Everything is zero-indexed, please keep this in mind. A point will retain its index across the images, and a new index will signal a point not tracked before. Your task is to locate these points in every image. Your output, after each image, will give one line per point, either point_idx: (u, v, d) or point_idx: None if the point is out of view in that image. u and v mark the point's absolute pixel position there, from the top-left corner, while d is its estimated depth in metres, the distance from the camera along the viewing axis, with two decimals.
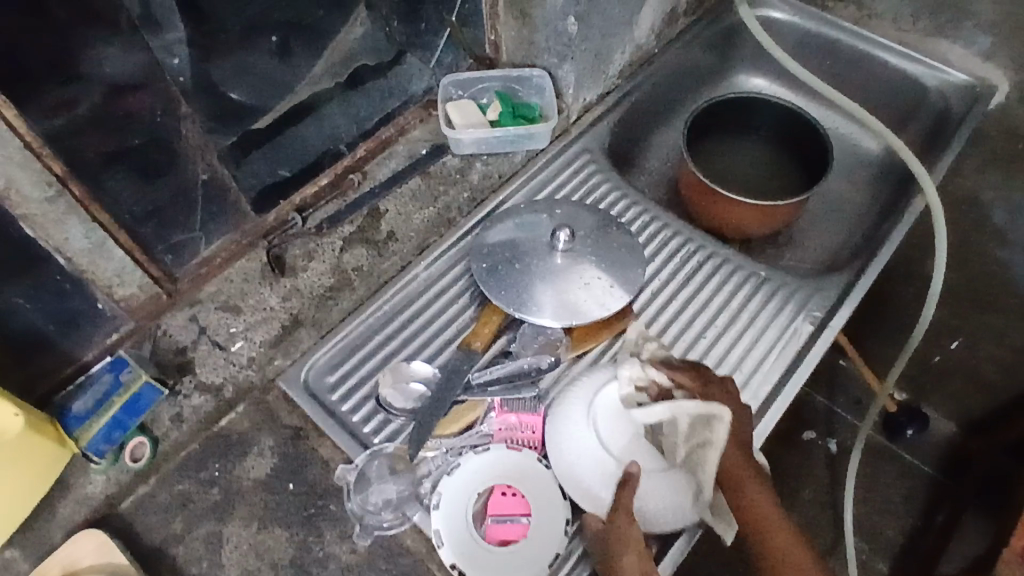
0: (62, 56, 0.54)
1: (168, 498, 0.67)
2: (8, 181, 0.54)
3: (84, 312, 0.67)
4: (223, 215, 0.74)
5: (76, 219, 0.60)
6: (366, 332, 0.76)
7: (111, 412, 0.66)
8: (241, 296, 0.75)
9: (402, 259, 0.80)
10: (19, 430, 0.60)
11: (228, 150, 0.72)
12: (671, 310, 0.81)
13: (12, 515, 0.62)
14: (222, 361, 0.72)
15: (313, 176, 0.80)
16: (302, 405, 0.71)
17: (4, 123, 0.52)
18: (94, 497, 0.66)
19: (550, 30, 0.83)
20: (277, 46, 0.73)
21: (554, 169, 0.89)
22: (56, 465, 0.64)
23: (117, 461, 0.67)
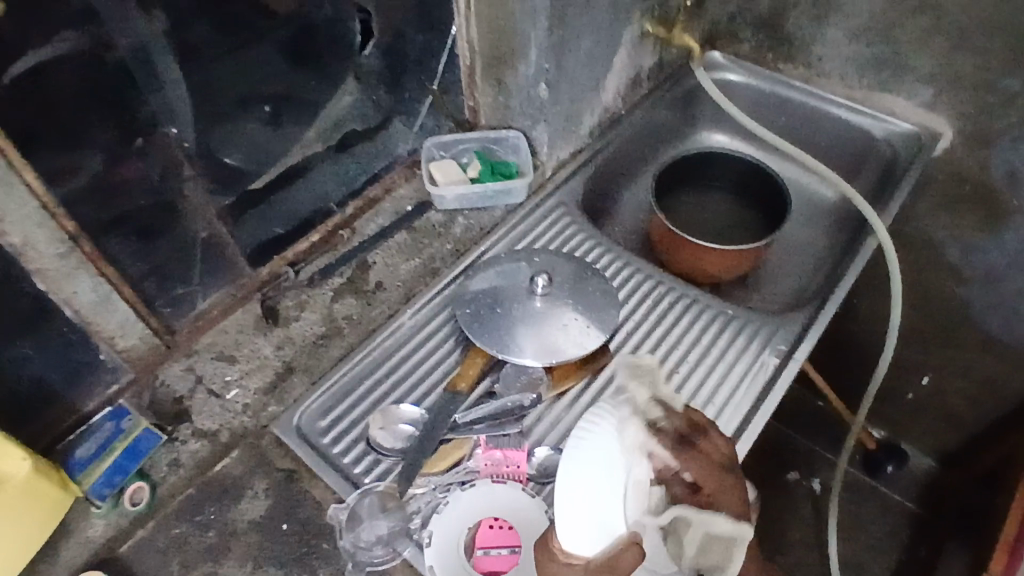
0: (79, 125, 0.59)
1: (165, 541, 0.69)
2: (26, 239, 0.59)
3: (88, 362, 0.71)
4: (220, 270, 0.79)
5: (85, 274, 0.65)
6: (356, 377, 0.79)
7: (113, 456, 0.70)
8: (237, 345, 0.79)
9: (389, 308, 0.85)
10: (26, 473, 0.63)
11: (226, 209, 0.77)
12: (645, 348, 0.86)
13: (19, 559, 0.64)
14: (218, 407, 0.76)
15: (306, 232, 0.86)
16: (295, 449, 0.74)
17: (26, 184, 0.57)
18: (94, 541, 0.68)
19: (524, 96, 0.91)
20: (269, 115, 0.77)
21: (532, 220, 0.95)
22: (61, 508, 0.67)
23: (118, 504, 0.70)
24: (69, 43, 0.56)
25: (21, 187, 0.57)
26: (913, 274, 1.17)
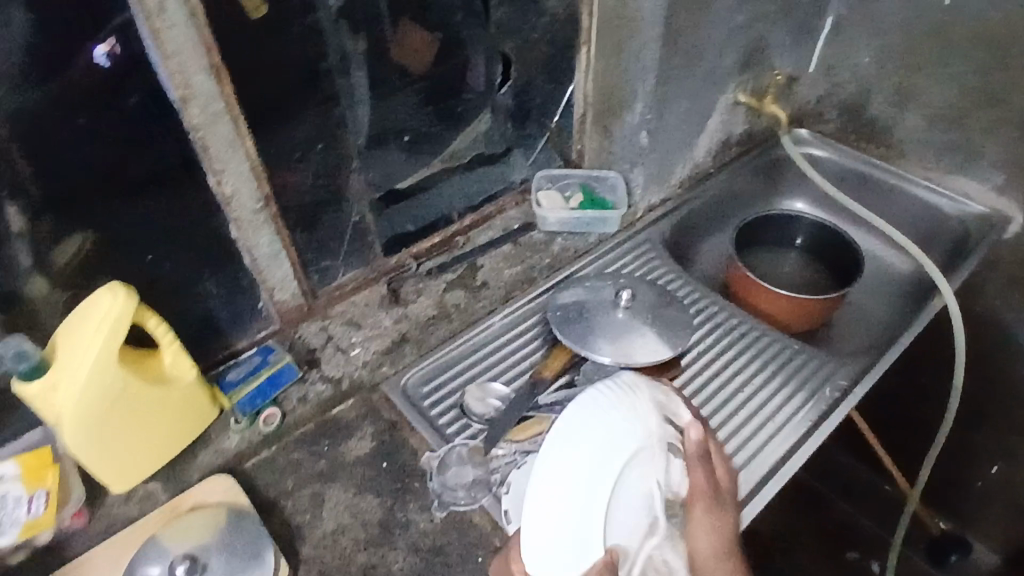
0: (291, 112, 0.77)
1: (285, 462, 0.81)
2: (236, 193, 0.76)
3: (250, 306, 0.87)
4: (359, 252, 0.95)
5: (266, 230, 0.81)
6: (456, 355, 0.93)
7: (258, 381, 0.84)
8: (362, 315, 0.94)
9: (491, 303, 0.98)
10: (192, 380, 0.76)
11: (375, 202, 0.93)
12: (713, 368, 0.96)
13: (165, 450, 0.77)
14: (343, 360, 0.90)
15: (429, 234, 1.01)
16: (399, 405, 0.87)
17: (245, 150, 0.74)
18: (228, 451, 0.81)
19: (625, 142, 1.08)
20: (407, 143, 0.92)
21: (620, 250, 1.08)
22: (206, 418, 0.79)
23: (253, 423, 0.82)
24: (302, 49, 0.74)
25: (243, 151, 0.74)
26: (983, 355, 1.21)
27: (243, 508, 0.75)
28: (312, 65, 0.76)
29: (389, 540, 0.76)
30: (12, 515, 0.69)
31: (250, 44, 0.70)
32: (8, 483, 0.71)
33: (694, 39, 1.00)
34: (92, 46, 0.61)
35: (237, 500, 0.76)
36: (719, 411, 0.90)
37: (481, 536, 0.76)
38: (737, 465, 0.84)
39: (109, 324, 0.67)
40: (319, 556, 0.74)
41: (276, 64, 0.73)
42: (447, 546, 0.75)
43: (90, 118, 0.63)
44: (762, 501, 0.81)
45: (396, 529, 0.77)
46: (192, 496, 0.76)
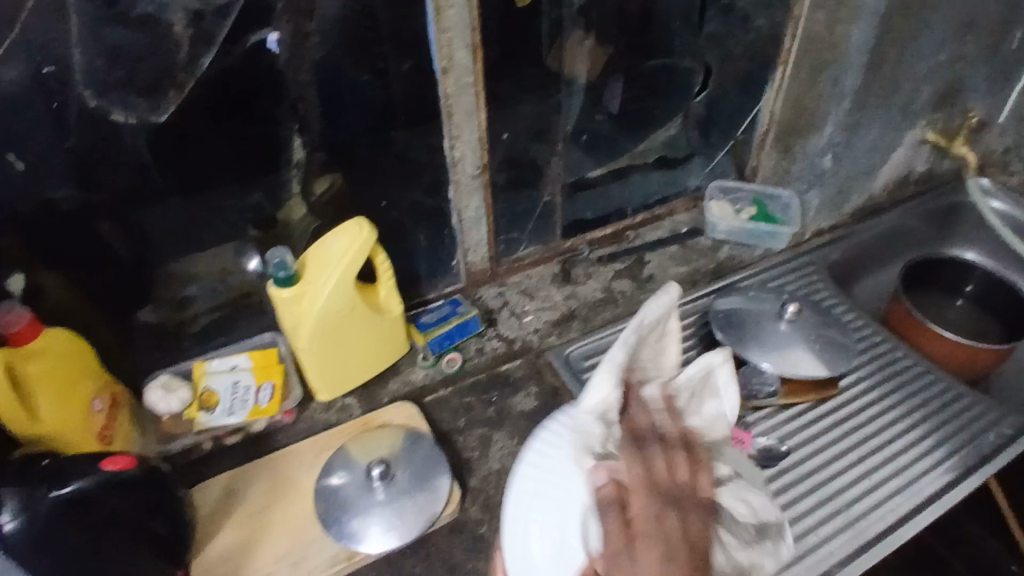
0: (519, 94, 0.88)
1: (458, 404, 0.90)
2: (462, 157, 0.86)
3: (444, 262, 0.97)
4: (541, 230, 1.04)
5: (475, 195, 0.90)
6: (616, 339, 0.97)
7: (447, 326, 0.93)
8: (536, 288, 1.02)
9: (655, 297, 1.02)
10: (398, 315, 0.87)
11: (569, 184, 1.04)
12: (871, 395, 0.96)
13: (361, 373, 0.87)
14: (517, 324, 0.98)
15: (603, 224, 1.08)
16: (562, 372, 0.92)
17: (478, 121, 0.84)
18: (414, 382, 0.91)
19: (806, 163, 1.11)
20: (585, 141, 1.03)
21: (787, 265, 1.09)
22: (394, 351, 0.89)
23: (437, 364, 0.92)
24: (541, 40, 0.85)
25: (476, 122, 0.83)
26: None
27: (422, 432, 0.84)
28: (541, 53, 0.86)
29: None
30: (240, 399, 0.81)
31: (504, 30, 0.80)
32: (240, 373, 0.83)
33: (894, 70, 1.02)
34: (391, 17, 0.73)
35: (418, 424, 0.85)
36: (875, 436, 0.91)
37: None
38: (892, 488, 0.85)
39: (354, 251, 0.79)
40: (484, 490, 0.81)
41: (518, 50, 0.83)
42: None
43: (372, 77, 0.76)
44: (915, 526, 0.82)
45: None
46: (381, 416, 0.86)
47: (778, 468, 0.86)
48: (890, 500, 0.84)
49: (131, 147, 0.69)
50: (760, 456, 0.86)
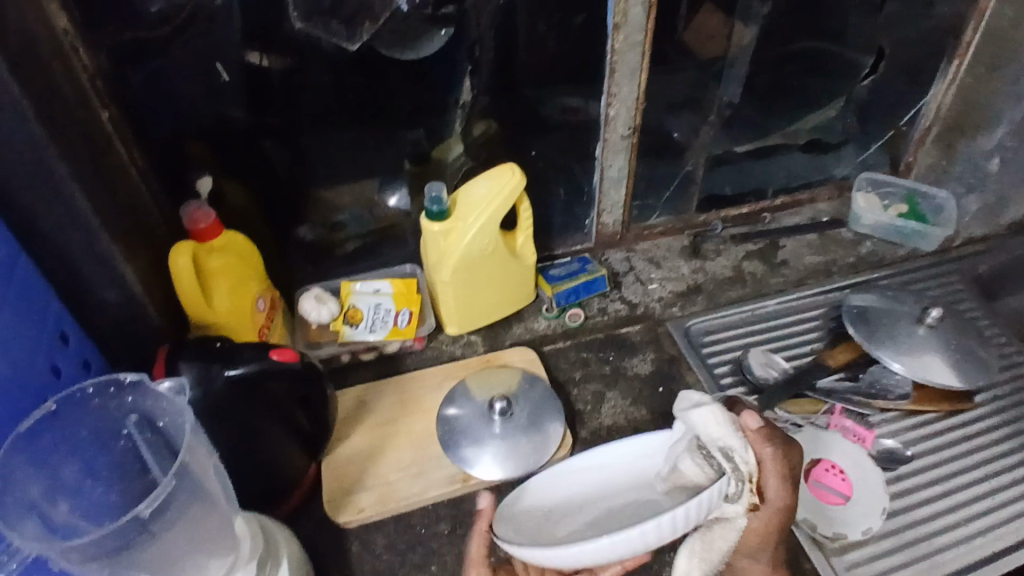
0: (680, 60, 0.89)
1: (574, 357, 0.91)
2: (615, 119, 0.87)
3: (577, 219, 1.00)
4: (676, 200, 1.04)
5: (620, 156, 0.91)
6: (739, 318, 0.96)
7: (578, 280, 0.95)
8: (663, 258, 1.02)
9: (785, 282, 1.01)
10: (531, 264, 0.90)
11: (714, 156, 1.04)
12: (1007, 414, 0.90)
13: (488, 314, 0.91)
14: (641, 289, 0.98)
15: (740, 203, 1.06)
16: (679, 342, 0.92)
17: (638, 86, 0.85)
18: (536, 330, 0.93)
19: (969, 163, 1.03)
20: (725, 116, 1.01)
21: (930, 269, 1.03)
22: (521, 298, 0.93)
23: (560, 316, 0.95)
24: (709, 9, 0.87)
25: (635, 87, 0.85)
26: None
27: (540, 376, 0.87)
28: (708, 22, 0.89)
29: None
30: (381, 320, 0.87)
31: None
32: (382, 297, 0.88)
33: None
34: None
35: (536, 370, 0.88)
36: (1006, 455, 0.86)
37: None
38: (1017, 509, 0.81)
39: (503, 196, 0.82)
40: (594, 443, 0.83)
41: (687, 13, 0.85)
42: None
43: (549, 26, 0.81)
44: None
45: None
46: (502, 356, 0.89)
47: (898, 472, 0.83)
48: (1013, 520, 0.80)
49: (327, 71, 0.77)
50: (881, 456, 0.84)
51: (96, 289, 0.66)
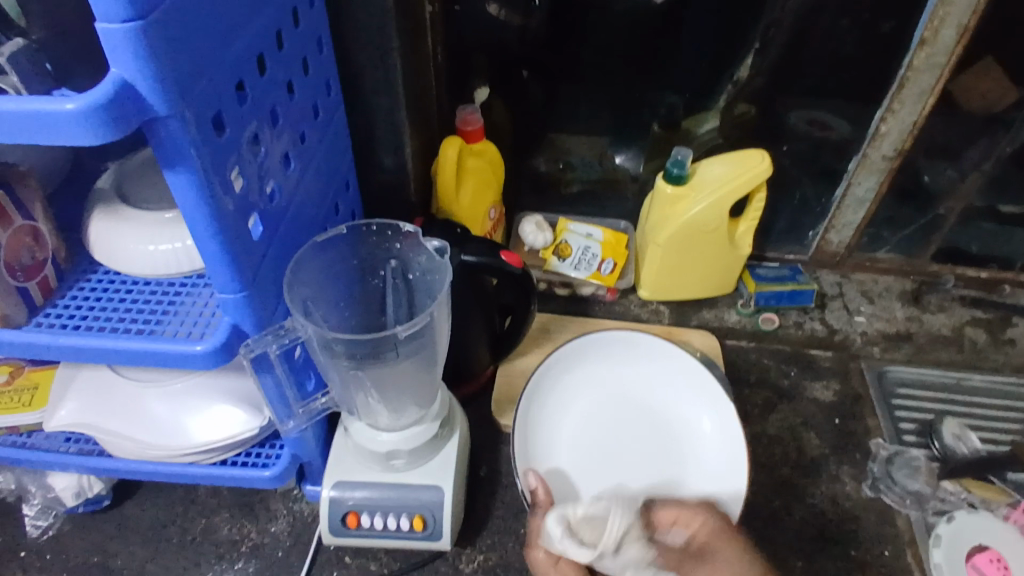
0: (965, 99, 0.84)
1: (756, 359, 0.90)
2: (885, 135, 0.84)
3: (801, 229, 1.00)
4: (910, 243, 0.99)
5: (872, 177, 0.89)
6: (943, 381, 0.89)
7: (784, 286, 0.94)
8: (877, 294, 0.99)
9: (1008, 361, 0.92)
10: (743, 255, 0.90)
11: (969, 209, 0.96)
12: None
13: (686, 290, 0.93)
14: (845, 318, 0.96)
15: (982, 265, 0.99)
16: (869, 382, 0.89)
17: (923, 108, 0.81)
18: (725, 321, 0.94)
19: None
20: (995, 173, 0.93)
21: None
22: (721, 285, 0.94)
23: (753, 316, 0.94)
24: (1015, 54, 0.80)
25: (919, 108, 0.82)
26: None
27: (712, 364, 0.85)
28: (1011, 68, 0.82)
29: (816, 479, 0.80)
30: (587, 261, 0.92)
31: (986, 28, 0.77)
32: (592, 242, 0.92)
33: None
34: None
35: (716, 358, 0.88)
36: None
37: (895, 535, 0.76)
38: None
39: (745, 178, 0.82)
40: (755, 445, 0.82)
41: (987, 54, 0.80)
42: (861, 518, 0.77)
43: None
44: None
45: (824, 473, 0.81)
46: (684, 333, 0.90)
47: None
48: None
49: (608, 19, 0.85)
50: None
51: (380, 155, 0.76)
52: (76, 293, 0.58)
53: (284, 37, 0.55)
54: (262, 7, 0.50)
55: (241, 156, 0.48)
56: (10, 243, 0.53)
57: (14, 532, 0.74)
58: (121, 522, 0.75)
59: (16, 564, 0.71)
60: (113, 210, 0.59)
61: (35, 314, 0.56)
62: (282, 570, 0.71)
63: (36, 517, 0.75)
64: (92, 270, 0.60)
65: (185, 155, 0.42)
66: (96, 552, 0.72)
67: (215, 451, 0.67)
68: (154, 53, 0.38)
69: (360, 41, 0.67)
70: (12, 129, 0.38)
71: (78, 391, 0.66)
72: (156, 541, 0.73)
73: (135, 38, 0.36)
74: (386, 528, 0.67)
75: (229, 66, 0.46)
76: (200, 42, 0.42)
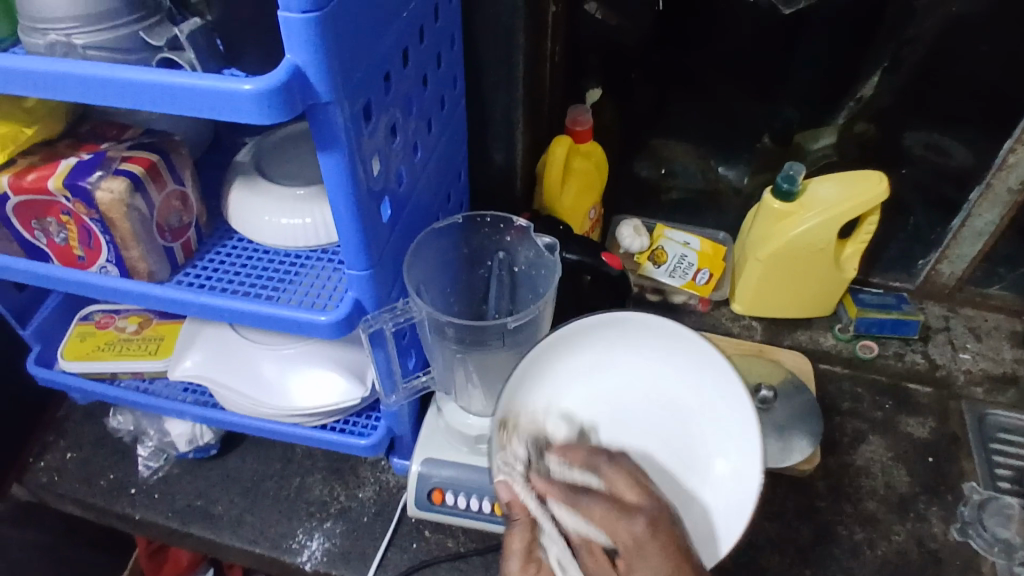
0: None
1: (848, 388, 0.88)
2: (1011, 167, 0.80)
3: (911, 258, 0.96)
4: None
5: (992, 208, 0.84)
6: None
7: (888, 315, 0.91)
8: (988, 333, 0.94)
9: None
10: (846, 279, 0.88)
11: None
12: None
13: (780, 309, 0.92)
14: (950, 354, 0.91)
15: None
16: (969, 423, 0.85)
17: None
18: (819, 345, 0.92)
19: None
20: None
21: None
22: (819, 307, 0.92)
23: (851, 342, 0.92)
24: None
25: None
26: None
27: (804, 387, 0.83)
28: None
29: (902, 516, 0.77)
30: (682, 270, 0.92)
31: None
32: (689, 250, 0.92)
33: None
34: None
35: (808, 381, 0.85)
36: None
37: None
38: None
39: (856, 198, 0.80)
40: (840, 474, 0.80)
41: None
42: (948, 564, 0.74)
43: None
44: None
45: (911, 511, 0.77)
46: (776, 353, 0.89)
47: None
48: None
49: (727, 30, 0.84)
50: None
51: (494, 150, 0.79)
52: (212, 257, 0.63)
53: (424, 33, 0.57)
54: (410, 5, 0.53)
55: (380, 143, 0.51)
56: (162, 206, 0.58)
57: (130, 469, 0.81)
58: (225, 471, 0.80)
59: (127, 500, 0.78)
60: (251, 182, 0.63)
61: (175, 272, 0.61)
62: (365, 535, 0.75)
63: (149, 458, 0.81)
64: (227, 237, 0.65)
65: (336, 137, 0.45)
66: (199, 497, 0.78)
67: (316, 416, 0.71)
68: (326, 43, 0.41)
69: (490, 39, 0.69)
70: (190, 101, 0.42)
71: (202, 345, 0.72)
72: (254, 493, 0.78)
73: (311, 28, 0.40)
74: (469, 508, 0.69)
75: (380, 58, 0.49)
76: (361, 35, 0.45)
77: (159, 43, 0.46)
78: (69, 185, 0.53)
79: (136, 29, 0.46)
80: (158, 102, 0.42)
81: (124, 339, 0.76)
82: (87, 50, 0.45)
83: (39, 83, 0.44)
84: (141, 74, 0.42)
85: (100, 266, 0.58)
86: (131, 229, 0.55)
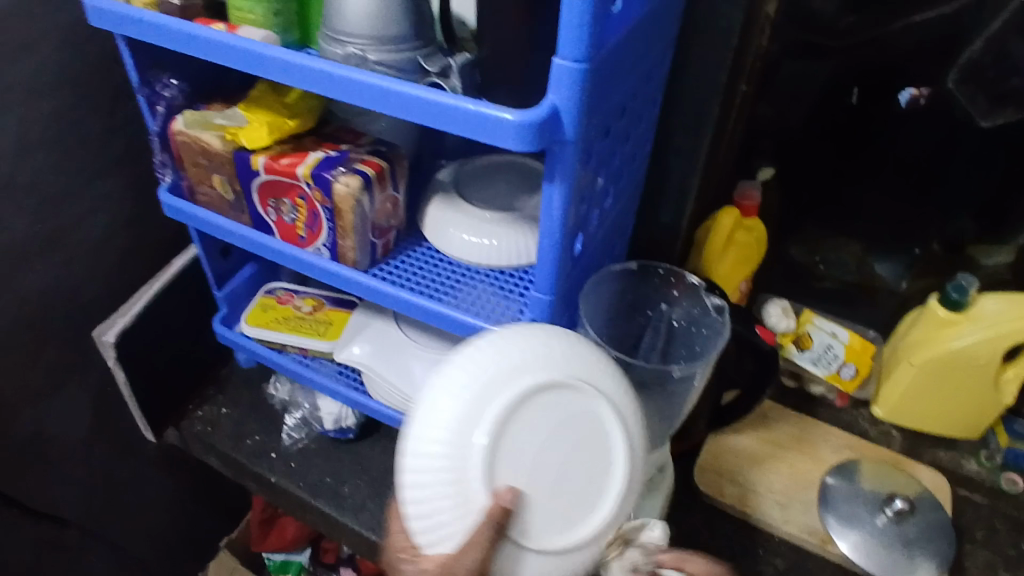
0: None
1: (985, 517, 0.83)
2: None
3: None
4: None
5: None
6: None
7: None
8: None
9: None
10: (1004, 404, 0.83)
11: None
12: None
13: (923, 421, 0.88)
14: None
15: None
16: None
17: None
18: (958, 466, 0.87)
19: None
20: None
21: None
22: (967, 428, 0.87)
23: (996, 472, 0.87)
24: None
25: None
26: None
27: (939, 507, 0.79)
28: None
29: None
30: (826, 360, 0.91)
31: None
32: (837, 342, 0.91)
33: None
34: None
35: (944, 501, 0.81)
36: None
37: None
38: None
39: None
40: None
41: None
42: None
43: None
44: None
45: None
46: (911, 466, 0.85)
47: None
48: None
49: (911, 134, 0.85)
50: None
51: (664, 210, 0.82)
52: (404, 259, 0.70)
53: (639, 94, 0.62)
54: (639, 70, 0.58)
55: (588, 185, 0.56)
56: (379, 207, 0.65)
57: (275, 435, 0.88)
58: (355, 456, 0.86)
59: (267, 463, 0.85)
60: (451, 200, 0.70)
61: (372, 266, 0.68)
62: None
63: (292, 429, 0.88)
64: (418, 244, 0.72)
65: (565, 172, 0.50)
66: (329, 474, 0.84)
67: None
68: (585, 92, 0.46)
69: (685, 106, 0.74)
70: (456, 120, 0.48)
71: (367, 336, 0.79)
72: (378, 483, 0.83)
73: (578, 76, 0.45)
74: None
75: (609, 111, 0.54)
76: (604, 90, 0.50)
77: (433, 69, 0.54)
78: (314, 175, 0.61)
79: (415, 55, 0.54)
80: (426, 117, 0.49)
81: (299, 316, 0.84)
82: (375, 64, 0.53)
83: (330, 86, 0.52)
84: (420, 91, 0.49)
85: (316, 248, 0.67)
86: (353, 221, 0.63)
